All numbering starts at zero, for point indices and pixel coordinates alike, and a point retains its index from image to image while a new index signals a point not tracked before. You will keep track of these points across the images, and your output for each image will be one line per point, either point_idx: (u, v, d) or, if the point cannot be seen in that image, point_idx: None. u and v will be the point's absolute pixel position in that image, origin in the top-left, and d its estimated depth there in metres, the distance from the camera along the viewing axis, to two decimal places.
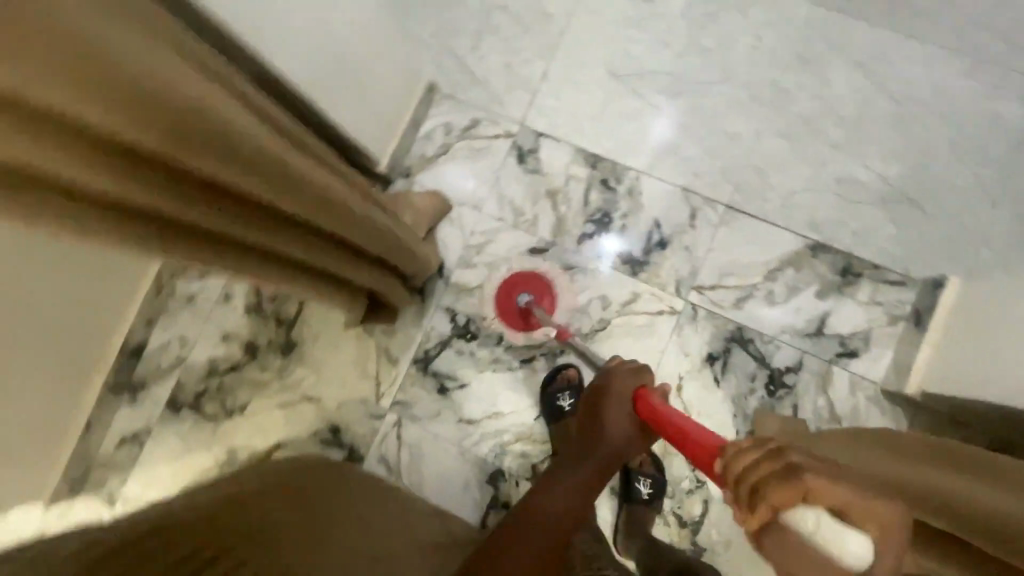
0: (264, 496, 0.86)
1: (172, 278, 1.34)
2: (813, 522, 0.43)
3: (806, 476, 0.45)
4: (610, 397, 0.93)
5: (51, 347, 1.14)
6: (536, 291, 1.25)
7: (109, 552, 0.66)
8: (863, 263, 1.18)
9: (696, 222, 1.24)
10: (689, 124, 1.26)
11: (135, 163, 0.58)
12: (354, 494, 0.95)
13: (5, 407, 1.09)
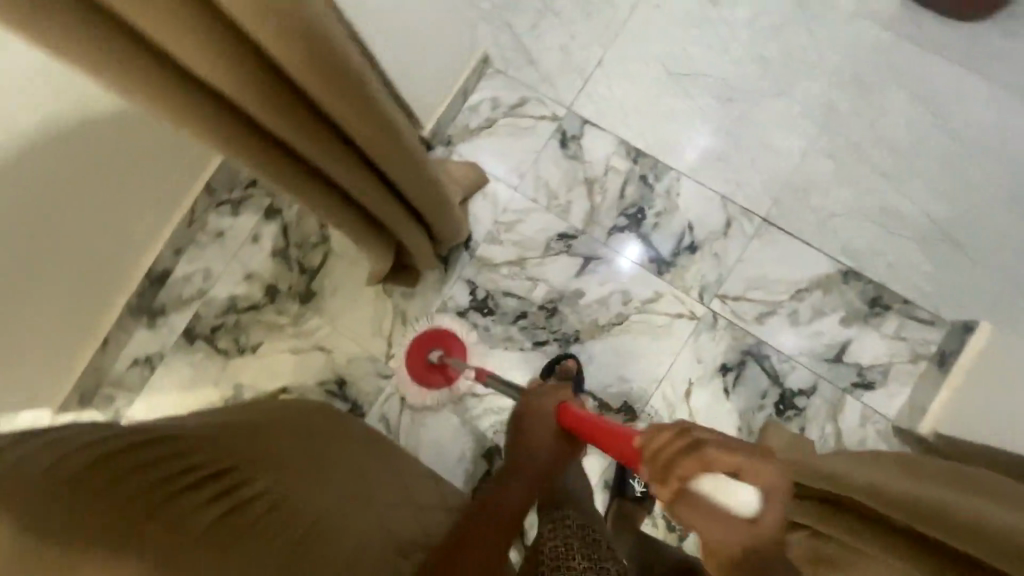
0: (268, 427, 0.87)
1: (205, 211, 1.36)
2: (712, 481, 0.54)
3: (706, 447, 0.56)
4: (526, 422, 0.95)
5: (80, 252, 1.15)
6: (445, 345, 1.25)
7: (116, 448, 0.67)
8: (894, 296, 1.16)
9: (730, 231, 1.22)
10: (738, 132, 1.25)
11: (238, 47, 0.59)
12: (354, 443, 0.95)
13: (25, 304, 1.11)
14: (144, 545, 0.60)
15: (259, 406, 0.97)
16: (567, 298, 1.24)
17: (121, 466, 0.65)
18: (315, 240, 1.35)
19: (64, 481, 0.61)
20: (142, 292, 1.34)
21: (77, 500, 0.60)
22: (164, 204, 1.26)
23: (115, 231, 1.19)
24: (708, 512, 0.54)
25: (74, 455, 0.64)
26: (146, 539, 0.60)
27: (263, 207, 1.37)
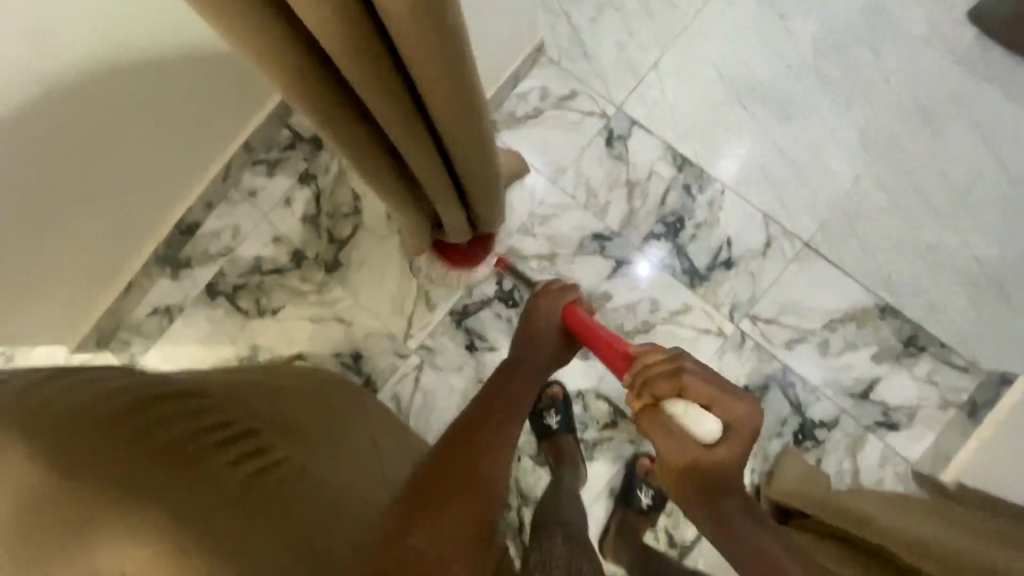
0: (290, 398, 0.86)
1: (240, 169, 1.35)
2: (682, 408, 0.70)
3: (683, 375, 0.71)
4: (532, 321, 0.95)
5: (114, 195, 1.14)
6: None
7: (141, 400, 0.66)
8: (930, 338, 1.13)
9: (769, 251, 1.19)
10: (790, 151, 1.21)
11: (356, 10, 0.55)
12: (372, 422, 0.93)
13: (52, 241, 1.10)
14: (158, 493, 0.59)
15: (284, 371, 0.96)
16: (595, 300, 1.22)
17: (143, 411, 0.65)
18: (347, 211, 1.34)
19: (85, 420, 0.61)
20: (170, 242, 1.33)
21: (95, 439, 0.60)
22: (202, 158, 1.26)
23: (152, 179, 1.19)
24: (672, 427, 0.70)
25: (100, 395, 0.64)
26: (162, 485, 0.60)
27: (298, 171, 1.36)
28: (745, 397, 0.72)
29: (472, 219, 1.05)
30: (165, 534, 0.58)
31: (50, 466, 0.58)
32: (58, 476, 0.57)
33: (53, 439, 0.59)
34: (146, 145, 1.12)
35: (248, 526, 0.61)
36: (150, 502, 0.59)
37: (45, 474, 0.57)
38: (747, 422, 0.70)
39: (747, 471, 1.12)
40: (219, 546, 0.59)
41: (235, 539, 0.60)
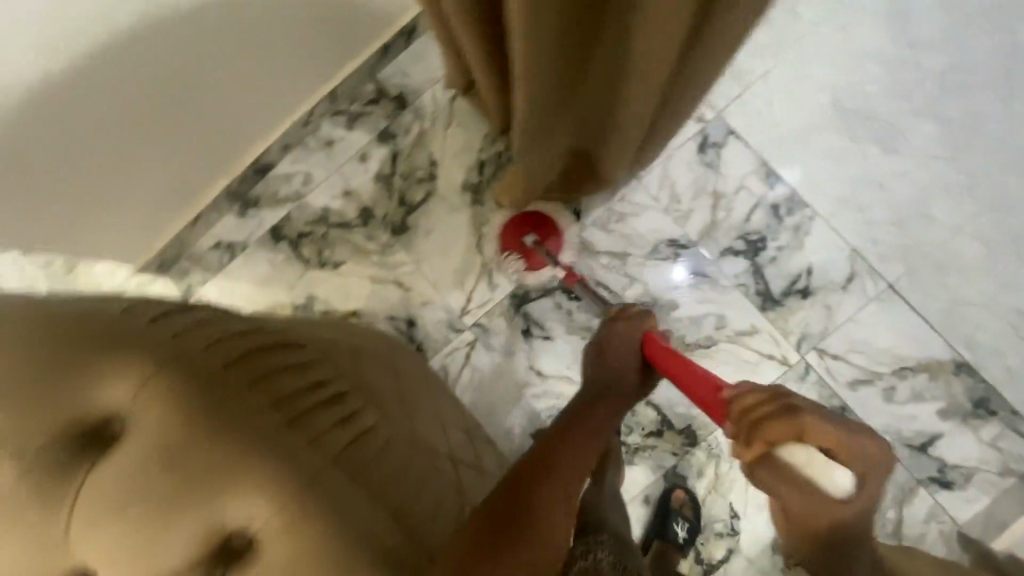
0: (372, 358, 0.87)
1: (322, 117, 1.34)
2: (805, 453, 0.63)
3: (799, 426, 0.62)
4: (611, 349, 0.88)
5: (190, 127, 1.15)
6: (540, 231, 1.23)
7: (250, 351, 0.67)
8: (1003, 403, 1.09)
9: (849, 287, 1.15)
10: (891, 186, 1.16)
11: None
12: (438, 394, 0.94)
13: (130, 165, 1.13)
14: (279, 451, 0.62)
15: (348, 328, 0.96)
16: (660, 307, 1.20)
17: (259, 368, 0.66)
18: (421, 176, 1.32)
19: (209, 369, 0.63)
20: (243, 179, 1.33)
21: (220, 391, 0.62)
22: (272, 112, 1.26)
23: (214, 134, 1.21)
24: (800, 481, 0.62)
25: (218, 346, 0.65)
26: (281, 445, 0.62)
27: (378, 128, 1.34)
28: (871, 437, 0.63)
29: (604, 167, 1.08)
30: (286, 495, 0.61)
31: (181, 411, 0.60)
32: (190, 422, 0.60)
33: (178, 385, 0.60)
34: (200, 100, 1.13)
35: (355, 495, 0.65)
36: (273, 460, 0.61)
37: (175, 419, 0.59)
38: (871, 463, 0.64)
39: None
40: (333, 513, 0.62)
41: (345, 510, 0.63)
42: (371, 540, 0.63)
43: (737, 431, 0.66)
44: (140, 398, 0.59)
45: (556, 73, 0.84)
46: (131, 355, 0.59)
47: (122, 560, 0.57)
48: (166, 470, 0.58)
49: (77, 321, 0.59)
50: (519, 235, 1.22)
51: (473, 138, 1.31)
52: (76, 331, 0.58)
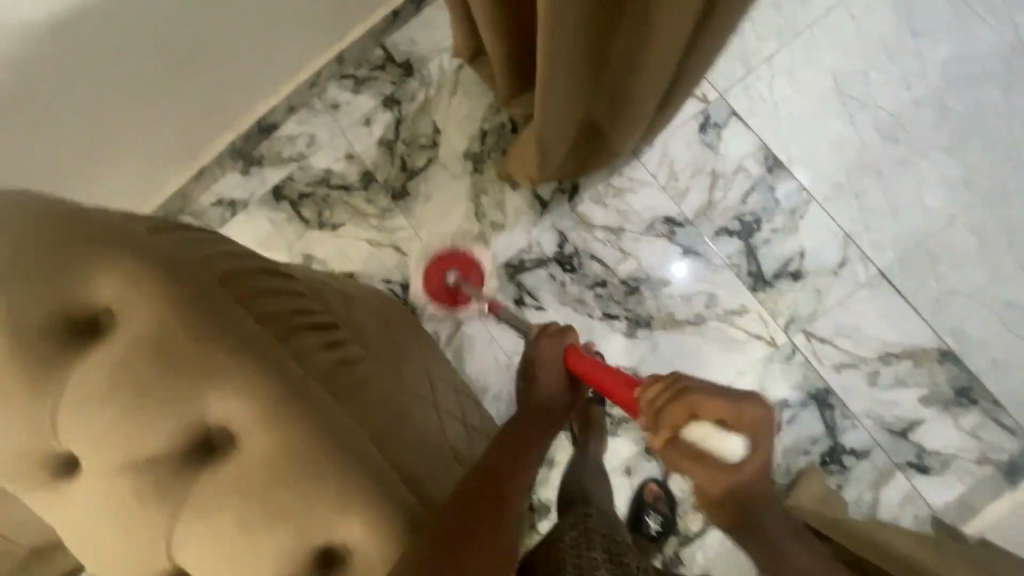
0: (370, 317, 0.87)
1: (329, 80, 1.35)
2: (701, 430, 0.61)
3: (680, 403, 0.61)
4: (542, 367, 0.87)
5: (194, 80, 1.15)
6: (461, 270, 1.27)
7: (247, 273, 0.67)
8: (985, 393, 1.10)
9: (841, 272, 1.16)
10: (888, 174, 1.16)
11: None
12: (433, 367, 0.93)
13: (133, 117, 1.12)
14: (261, 359, 0.60)
15: (353, 286, 0.96)
16: (652, 282, 1.21)
17: (245, 285, 0.66)
18: (424, 142, 1.33)
19: (198, 277, 0.62)
20: (247, 137, 1.34)
21: (209, 296, 0.61)
22: (272, 79, 1.28)
23: (206, 109, 1.23)
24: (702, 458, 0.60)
25: (209, 260, 0.65)
26: (268, 352, 0.61)
27: (384, 93, 1.35)
28: (760, 403, 0.60)
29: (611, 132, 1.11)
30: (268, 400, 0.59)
31: (168, 307, 0.59)
32: (175, 319, 0.59)
33: (168, 284, 0.60)
34: (191, 78, 1.14)
35: (338, 415, 0.61)
36: (254, 365, 0.60)
37: (161, 312, 0.59)
38: (767, 429, 0.60)
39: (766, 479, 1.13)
40: (314, 429, 0.59)
41: (325, 426, 0.59)
42: (355, 461, 0.59)
43: (644, 417, 0.65)
44: (131, 292, 0.59)
45: (580, 45, 0.85)
46: (128, 253, 0.60)
47: (109, 441, 0.57)
48: (147, 359, 0.57)
49: (78, 222, 0.61)
50: (441, 274, 1.27)
51: (477, 108, 1.31)
52: (76, 229, 0.60)
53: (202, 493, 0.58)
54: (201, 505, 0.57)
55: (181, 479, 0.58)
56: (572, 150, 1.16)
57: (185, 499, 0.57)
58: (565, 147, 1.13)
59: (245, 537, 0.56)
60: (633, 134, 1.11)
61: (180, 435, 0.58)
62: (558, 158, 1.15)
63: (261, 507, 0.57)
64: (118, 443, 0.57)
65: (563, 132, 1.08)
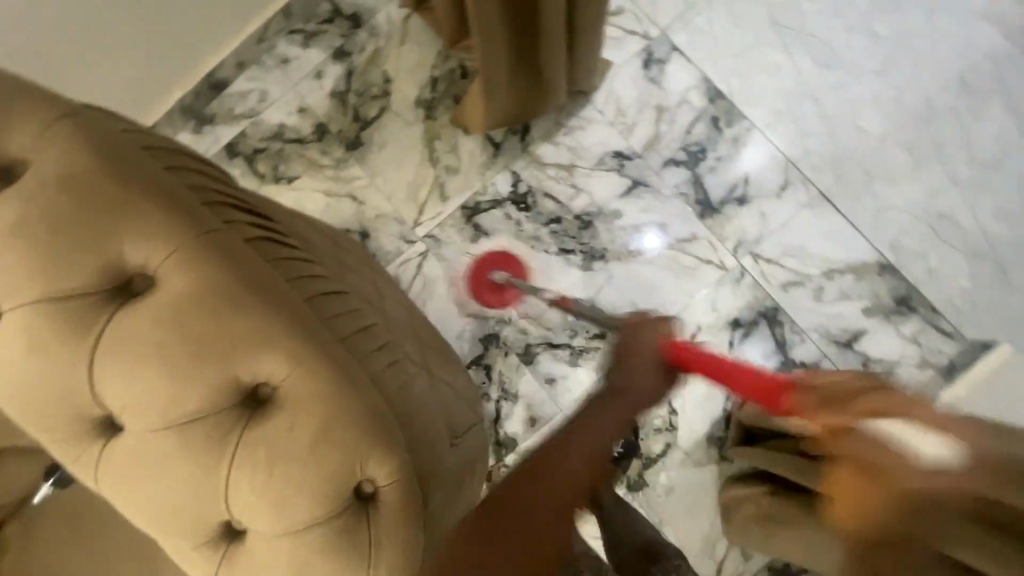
0: (340, 250, 0.83)
1: (277, 35, 1.35)
2: (901, 426, 0.47)
3: (865, 396, 0.50)
4: (635, 350, 0.68)
5: (137, 36, 1.16)
6: (512, 268, 1.25)
7: (185, 152, 0.63)
8: (923, 301, 1.15)
9: (784, 194, 1.20)
10: (823, 98, 1.21)
11: None
12: (413, 309, 0.89)
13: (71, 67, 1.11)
14: (192, 212, 0.56)
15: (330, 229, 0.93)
16: (604, 216, 1.24)
17: (178, 157, 0.62)
18: (376, 93, 1.34)
19: (124, 138, 0.58)
20: (197, 94, 1.33)
21: (137, 154, 0.57)
22: (212, 31, 1.27)
23: (143, 68, 1.22)
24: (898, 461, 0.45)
25: (145, 132, 0.62)
26: (196, 213, 0.57)
27: (333, 46, 1.35)
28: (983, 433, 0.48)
29: (547, 72, 1.12)
30: (201, 253, 0.55)
31: (87, 151, 0.55)
32: (91, 162, 0.54)
33: (93, 133, 0.56)
34: (115, 36, 1.13)
35: (277, 278, 0.58)
36: (186, 220, 0.55)
37: (84, 159, 0.55)
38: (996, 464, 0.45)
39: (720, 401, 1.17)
40: (247, 284, 0.55)
41: (260, 294, 0.55)
42: (292, 331, 0.55)
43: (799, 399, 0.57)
44: (51, 140, 0.55)
45: None
46: (46, 101, 0.57)
47: (17, 282, 0.52)
48: (65, 202, 0.53)
49: (1, 80, 0.57)
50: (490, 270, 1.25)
51: (428, 55, 1.33)
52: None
53: (117, 329, 0.53)
54: (126, 351, 0.53)
55: (99, 329, 0.53)
56: (515, 90, 1.17)
57: (106, 344, 0.53)
58: (501, 88, 1.13)
59: (177, 387, 0.52)
60: (573, 66, 1.14)
61: (98, 284, 0.53)
62: (497, 98, 1.16)
63: (194, 357, 0.53)
64: (29, 289, 0.52)
65: (495, 71, 1.08)
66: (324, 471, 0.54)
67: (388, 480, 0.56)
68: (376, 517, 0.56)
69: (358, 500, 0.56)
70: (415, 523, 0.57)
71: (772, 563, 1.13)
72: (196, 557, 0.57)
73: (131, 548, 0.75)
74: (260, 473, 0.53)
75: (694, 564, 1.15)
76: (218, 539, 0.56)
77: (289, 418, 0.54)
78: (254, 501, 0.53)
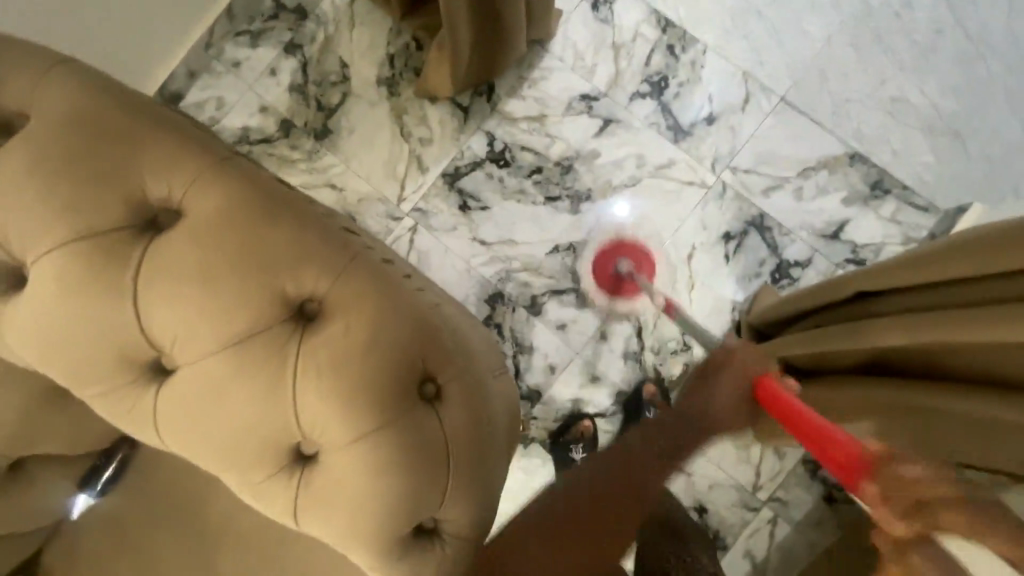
0: None
1: (223, 39, 1.33)
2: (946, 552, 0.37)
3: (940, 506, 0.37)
4: (719, 374, 0.71)
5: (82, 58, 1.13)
6: (635, 259, 1.21)
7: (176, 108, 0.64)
8: (894, 182, 1.21)
9: (747, 106, 1.25)
10: (767, 11, 1.26)
11: None
12: None
13: None
14: (203, 145, 0.57)
15: None
16: (584, 157, 1.26)
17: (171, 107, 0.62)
18: (335, 79, 1.33)
19: (118, 84, 0.58)
20: None
21: (140, 98, 0.58)
22: (156, 44, 1.24)
23: None
24: None
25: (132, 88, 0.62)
26: (209, 147, 0.57)
27: (283, 41, 1.34)
28: None
29: (507, 32, 1.14)
30: (225, 181, 0.55)
31: (84, 92, 0.54)
32: (92, 100, 0.54)
33: (91, 77, 0.56)
34: None
35: (296, 198, 0.58)
36: (199, 150, 0.56)
37: (85, 101, 0.54)
38: None
39: (726, 315, 1.20)
40: (271, 202, 0.56)
41: (285, 212, 0.56)
42: (324, 242, 0.56)
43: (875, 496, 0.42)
44: (47, 89, 0.55)
45: None
46: (29, 57, 0.56)
47: (43, 229, 0.52)
48: (75, 145, 0.53)
49: None
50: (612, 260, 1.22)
51: (380, 34, 1.32)
52: None
53: (152, 259, 0.53)
54: (167, 278, 0.53)
55: (135, 265, 0.53)
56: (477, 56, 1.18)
57: (145, 275, 0.53)
58: (466, 61, 1.16)
59: (225, 307, 0.53)
60: (528, 15, 1.16)
61: (126, 221, 0.54)
62: (461, 69, 1.18)
63: (237, 276, 0.53)
64: (55, 231, 0.52)
65: (459, 47, 1.11)
66: (385, 371, 0.54)
67: (449, 374, 0.58)
68: (442, 413, 0.57)
69: (423, 399, 0.57)
70: (480, 412, 0.59)
71: (805, 456, 1.16)
72: (273, 484, 0.57)
73: (178, 541, 0.73)
74: (324, 377, 0.54)
75: (733, 474, 1.18)
76: (292, 459, 0.57)
77: (340, 324, 0.54)
78: (319, 409, 0.54)
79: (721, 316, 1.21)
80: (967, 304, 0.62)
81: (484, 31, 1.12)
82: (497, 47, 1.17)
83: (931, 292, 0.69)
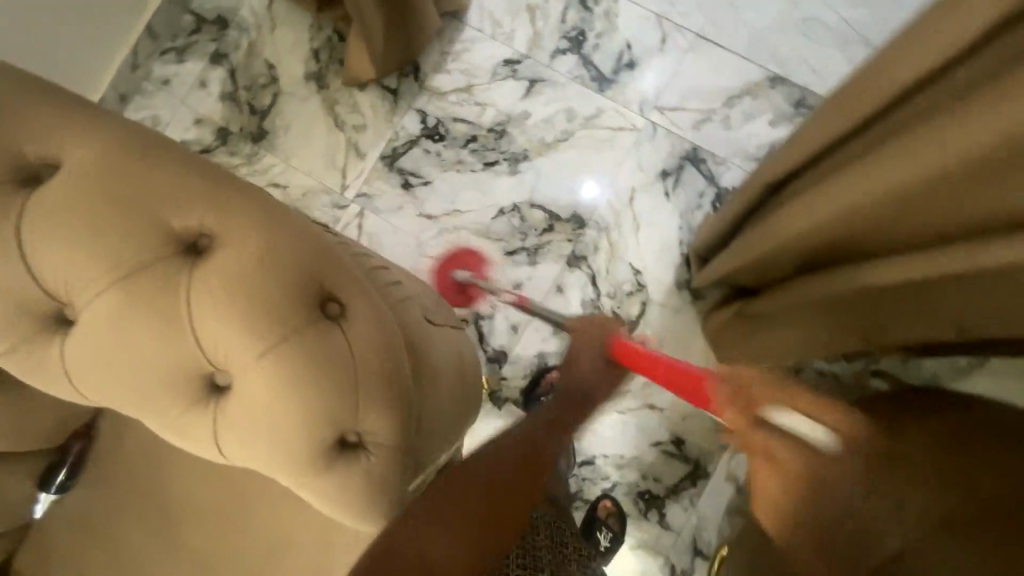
0: None
1: (149, 59, 1.34)
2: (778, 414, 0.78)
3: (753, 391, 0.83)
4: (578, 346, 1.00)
5: None
6: (470, 265, 1.26)
7: None
8: (817, 98, 1.24)
9: (665, 47, 1.28)
10: None
11: None
12: None
13: None
14: (98, 118, 0.62)
15: None
16: (515, 120, 1.29)
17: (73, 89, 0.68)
18: (264, 82, 1.35)
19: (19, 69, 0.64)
20: None
21: (38, 80, 0.64)
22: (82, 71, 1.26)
23: None
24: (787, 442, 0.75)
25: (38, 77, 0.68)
26: (105, 116, 0.63)
27: (208, 52, 1.35)
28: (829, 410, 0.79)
29: (419, 8, 1.17)
30: (113, 139, 0.61)
31: None
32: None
33: None
34: None
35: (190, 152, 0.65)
36: (92, 121, 0.62)
37: None
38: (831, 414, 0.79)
39: (676, 246, 1.23)
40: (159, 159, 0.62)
41: (174, 162, 0.63)
42: (213, 186, 0.63)
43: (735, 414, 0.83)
44: None
45: None
46: None
47: None
48: None
49: None
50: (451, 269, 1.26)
51: (301, 32, 1.35)
52: None
53: (33, 215, 0.59)
54: (50, 227, 0.59)
55: (15, 219, 0.59)
56: (397, 37, 1.20)
57: (31, 230, 0.59)
58: (384, 42, 1.18)
59: (108, 247, 0.59)
60: None
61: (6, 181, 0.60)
62: (382, 51, 1.20)
63: (119, 220, 0.59)
64: None
65: (374, 28, 1.13)
66: (285, 296, 0.61)
67: (349, 294, 0.64)
68: (347, 328, 0.63)
69: (328, 318, 0.63)
70: (384, 331, 0.65)
71: None
72: (192, 414, 0.64)
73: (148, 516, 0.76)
74: (217, 305, 0.60)
75: None
76: (206, 391, 0.64)
77: (230, 256, 0.60)
78: (217, 332, 0.60)
79: (670, 251, 1.23)
80: (850, 170, 0.66)
81: (396, 10, 1.15)
82: (412, 25, 1.20)
83: (830, 160, 0.72)
